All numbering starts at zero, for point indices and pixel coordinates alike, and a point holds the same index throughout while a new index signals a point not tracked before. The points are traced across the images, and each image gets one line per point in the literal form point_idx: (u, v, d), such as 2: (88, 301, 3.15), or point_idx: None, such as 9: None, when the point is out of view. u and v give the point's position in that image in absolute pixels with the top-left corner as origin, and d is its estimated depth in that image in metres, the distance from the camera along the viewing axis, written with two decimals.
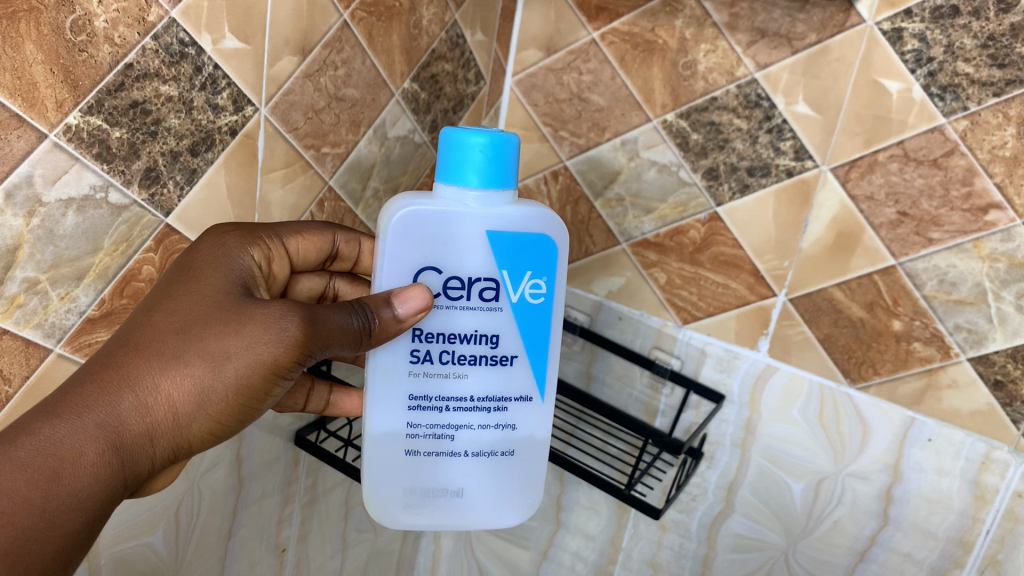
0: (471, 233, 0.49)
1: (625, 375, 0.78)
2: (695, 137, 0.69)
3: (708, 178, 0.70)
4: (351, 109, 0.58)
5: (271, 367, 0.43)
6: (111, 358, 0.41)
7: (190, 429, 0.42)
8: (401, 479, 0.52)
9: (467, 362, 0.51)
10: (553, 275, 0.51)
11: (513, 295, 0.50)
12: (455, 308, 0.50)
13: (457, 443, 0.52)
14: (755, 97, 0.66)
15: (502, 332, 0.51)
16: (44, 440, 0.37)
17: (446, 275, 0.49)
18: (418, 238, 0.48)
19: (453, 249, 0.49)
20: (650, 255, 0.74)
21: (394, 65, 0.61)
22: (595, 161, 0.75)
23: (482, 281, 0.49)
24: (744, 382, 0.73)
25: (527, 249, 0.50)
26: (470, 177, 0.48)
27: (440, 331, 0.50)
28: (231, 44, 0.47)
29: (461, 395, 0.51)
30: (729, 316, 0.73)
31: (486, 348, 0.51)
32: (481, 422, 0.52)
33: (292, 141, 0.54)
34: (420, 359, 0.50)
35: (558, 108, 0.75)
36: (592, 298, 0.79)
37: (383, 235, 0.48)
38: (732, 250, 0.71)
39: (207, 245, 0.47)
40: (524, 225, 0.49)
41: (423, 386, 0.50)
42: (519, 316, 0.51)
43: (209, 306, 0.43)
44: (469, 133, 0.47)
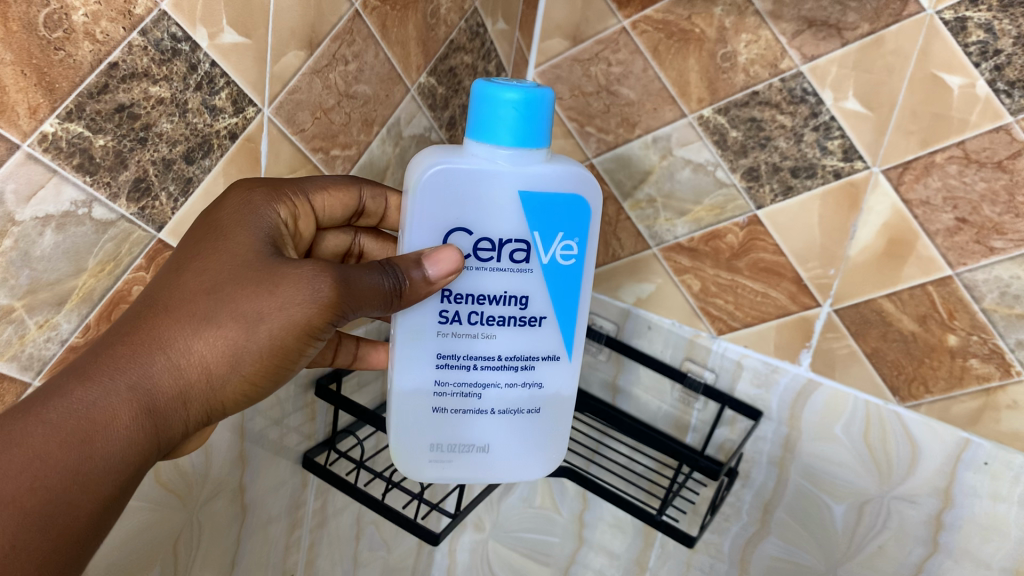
0: (503, 192, 0.46)
1: (656, 387, 0.73)
2: (734, 134, 0.64)
3: (748, 179, 0.65)
4: (363, 107, 0.53)
5: (305, 329, 0.40)
6: (143, 319, 0.38)
7: (227, 391, 0.40)
8: (425, 434, 0.51)
9: (495, 323, 0.49)
10: (585, 236, 0.49)
11: (543, 257, 0.48)
12: (485, 269, 0.48)
13: (484, 402, 0.51)
14: (800, 92, 0.61)
15: (531, 294, 0.49)
16: (75, 403, 0.36)
17: (477, 235, 0.47)
18: (450, 194, 0.46)
19: (484, 208, 0.46)
20: (683, 260, 0.69)
21: (410, 58, 0.56)
22: (624, 159, 0.69)
23: (513, 243, 0.47)
24: (783, 397, 0.68)
25: (560, 210, 0.48)
26: (502, 135, 0.45)
27: (469, 293, 0.48)
28: (229, 39, 0.42)
29: (489, 356, 0.50)
30: (768, 328, 0.68)
31: (515, 310, 0.49)
32: (508, 381, 0.51)
33: (298, 143, 0.49)
34: (448, 319, 0.48)
35: (585, 102, 0.70)
36: (619, 306, 0.73)
37: (412, 193, 0.46)
38: (772, 257, 0.66)
39: (234, 200, 0.44)
40: (557, 185, 0.47)
41: (450, 345, 0.49)
42: (550, 278, 0.49)
43: (238, 267, 0.40)
44: (504, 87, 0.44)
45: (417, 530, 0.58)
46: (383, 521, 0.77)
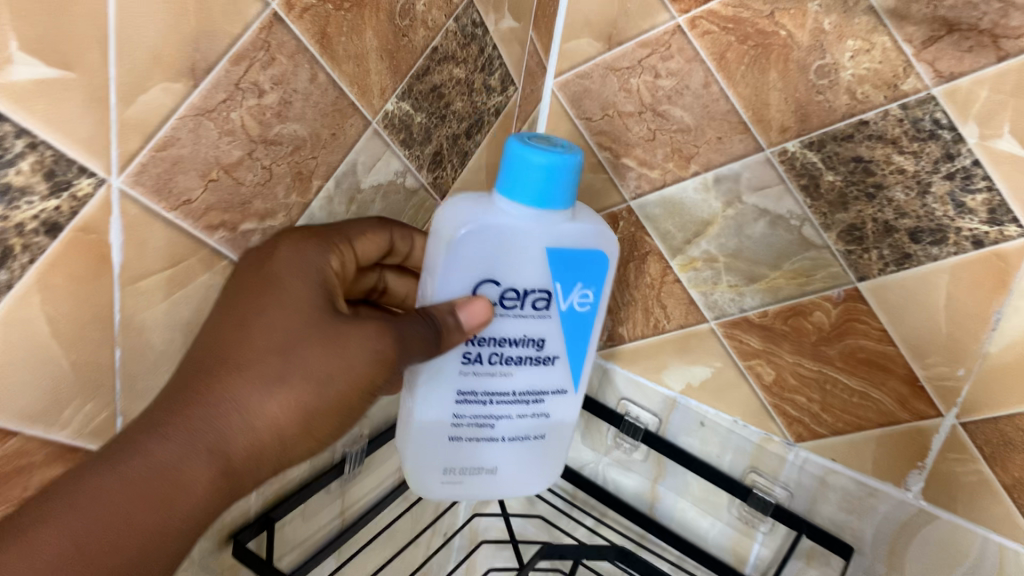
0: (530, 246, 0.39)
1: (708, 500, 0.56)
2: (830, 178, 0.46)
3: (847, 240, 0.46)
4: (293, 157, 0.35)
5: (366, 388, 0.36)
6: (208, 373, 0.33)
7: (286, 453, 0.35)
8: (437, 459, 0.44)
9: (514, 362, 0.43)
10: (602, 285, 0.43)
11: (562, 304, 0.42)
12: (507, 317, 0.41)
13: (496, 430, 0.44)
14: (930, 125, 0.42)
15: (548, 337, 0.43)
16: (154, 458, 0.31)
17: (505, 286, 0.40)
18: (474, 247, 0.38)
19: (513, 257, 0.39)
20: (753, 341, 0.52)
21: (369, 78, 0.38)
22: (673, 203, 0.51)
23: (538, 292, 0.41)
24: (882, 530, 0.51)
25: (581, 264, 0.41)
26: (527, 197, 0.38)
27: (491, 335, 0.41)
28: (24, 73, 0.24)
29: (507, 390, 0.43)
30: (865, 439, 0.50)
31: (531, 351, 0.43)
32: (523, 411, 0.45)
33: (181, 221, 0.32)
34: (472, 355, 0.41)
35: (622, 125, 0.52)
36: (662, 391, 0.57)
37: (444, 246, 0.38)
38: (876, 346, 0.48)
39: (284, 256, 0.36)
40: (580, 242, 0.41)
41: (472, 381, 0.42)
42: (566, 324, 0.43)
43: (306, 324, 0.35)
44: (529, 149, 0.37)
45: None
46: None
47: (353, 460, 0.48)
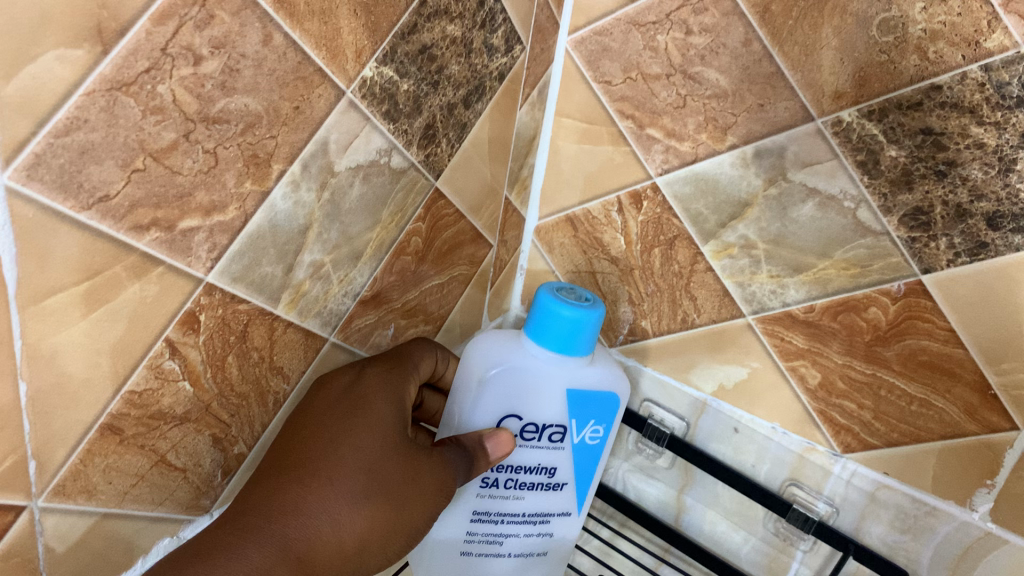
0: (551, 384, 0.45)
1: (740, 513, 0.50)
2: (893, 153, 0.39)
3: (911, 225, 0.40)
4: (243, 137, 0.29)
5: (429, 511, 0.39)
6: (303, 482, 0.35)
7: (360, 570, 0.37)
8: (447, 572, 0.47)
9: (526, 487, 0.47)
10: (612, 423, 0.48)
11: (576, 437, 0.47)
12: (524, 447, 0.46)
13: (504, 547, 0.48)
14: (1018, 89, 0.35)
15: (560, 466, 0.47)
16: (247, 559, 0.33)
17: (526, 420, 0.45)
18: (503, 387, 0.44)
19: (535, 395, 0.45)
20: (796, 339, 0.45)
21: (340, 38, 0.31)
22: (706, 181, 0.44)
23: (555, 426, 0.46)
24: (942, 553, 0.44)
25: (594, 405, 0.47)
26: (549, 341, 0.44)
27: (510, 464, 0.45)
28: None
29: (520, 510, 0.47)
30: (924, 451, 0.43)
31: (543, 477, 0.47)
32: (533, 529, 0.48)
33: (97, 223, 0.25)
34: (491, 479, 0.45)
35: (646, 90, 0.44)
36: (689, 392, 0.50)
37: (473, 384, 0.44)
38: (941, 349, 0.41)
39: (374, 379, 0.40)
40: (597, 386, 0.46)
41: (488, 502, 0.46)
42: (578, 457, 0.48)
43: (385, 447, 0.38)
44: (560, 304, 0.43)
45: None
46: None
47: None
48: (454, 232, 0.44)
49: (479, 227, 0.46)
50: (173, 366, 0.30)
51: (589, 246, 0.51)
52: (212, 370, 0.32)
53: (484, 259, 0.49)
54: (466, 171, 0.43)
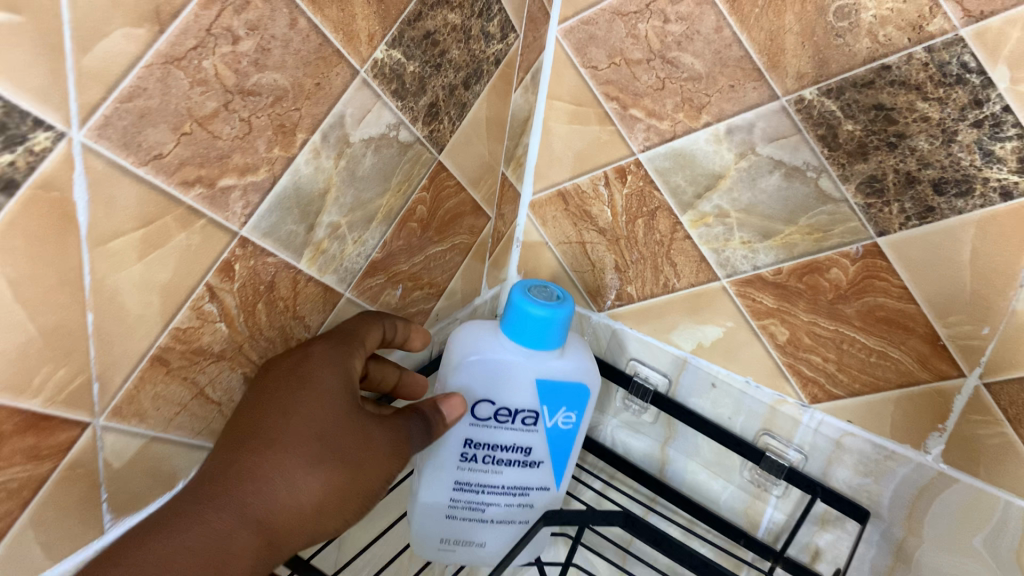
0: (522, 371, 0.42)
1: (720, 463, 0.54)
2: (849, 128, 0.43)
3: (867, 192, 0.44)
4: (272, 108, 0.33)
5: (387, 476, 0.39)
6: (255, 452, 0.35)
7: (322, 531, 0.37)
8: (432, 536, 0.45)
9: (503, 463, 0.44)
10: (584, 409, 0.44)
11: (548, 423, 0.44)
12: (496, 427, 0.43)
13: (487, 516, 0.45)
14: (957, 68, 0.39)
15: (534, 446, 0.44)
16: (204, 532, 0.33)
17: (499, 407, 0.43)
18: (475, 375, 0.42)
19: (506, 380, 0.42)
20: (766, 300, 0.49)
21: (355, 24, 0.36)
22: (684, 156, 0.49)
23: (528, 411, 0.43)
24: (900, 494, 0.49)
25: (563, 393, 0.43)
26: (520, 342, 0.42)
27: (485, 441, 0.43)
28: None
29: (499, 482, 0.45)
30: (883, 400, 0.48)
31: (518, 455, 0.44)
32: (514, 500, 0.46)
33: (152, 178, 0.30)
34: (468, 453, 0.43)
35: (629, 74, 0.49)
36: (672, 352, 0.55)
37: (450, 367, 0.42)
38: (896, 305, 0.46)
39: (320, 351, 0.39)
40: (567, 375, 0.43)
41: (467, 473, 0.44)
42: (552, 440, 0.44)
43: (337, 413, 0.38)
44: (530, 302, 0.41)
45: None
46: None
47: None
48: (455, 204, 0.49)
49: (478, 200, 0.51)
50: (211, 308, 0.34)
51: (579, 219, 0.55)
52: (243, 314, 0.36)
53: (483, 230, 0.53)
54: (465, 147, 0.47)
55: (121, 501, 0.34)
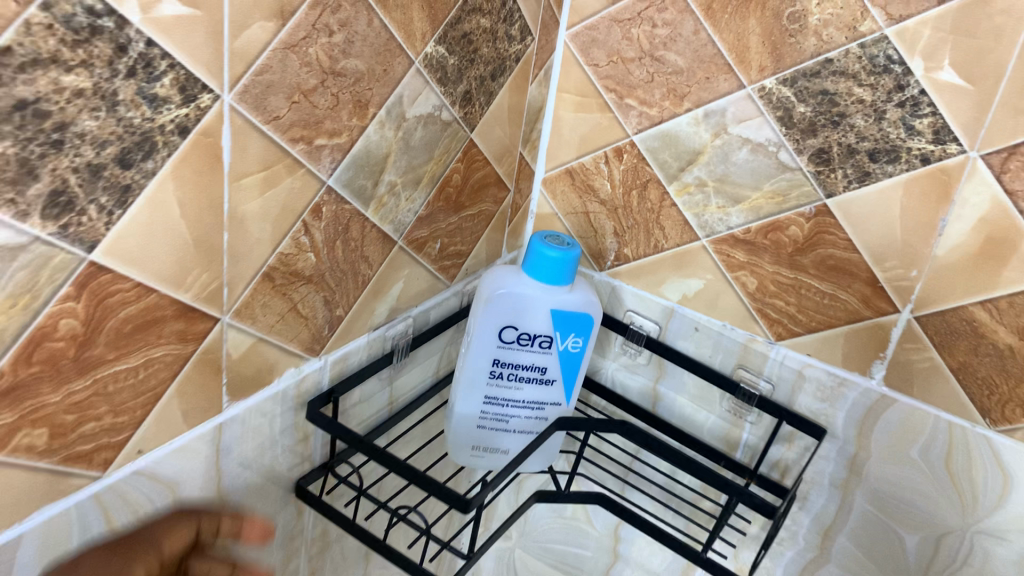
0: (540, 304, 0.52)
1: (702, 396, 0.65)
2: (801, 109, 0.54)
3: (817, 162, 0.55)
4: (354, 87, 0.44)
5: None
6: None
7: None
8: (467, 440, 0.56)
9: (524, 380, 0.55)
10: (589, 336, 0.55)
11: (560, 346, 0.54)
12: (519, 350, 0.54)
13: (511, 425, 0.56)
14: (884, 60, 0.50)
15: (549, 366, 0.55)
16: None
17: (521, 331, 0.53)
18: (502, 305, 0.52)
19: (527, 311, 0.52)
20: (739, 255, 0.60)
21: (413, 25, 0.46)
22: (670, 136, 0.59)
23: (543, 336, 0.53)
24: (851, 415, 0.59)
25: (572, 322, 0.53)
26: (537, 279, 0.52)
27: (509, 361, 0.54)
28: (171, 10, 0.33)
29: (520, 397, 0.55)
30: (835, 334, 0.58)
31: (536, 374, 0.55)
32: (532, 413, 0.56)
33: (271, 133, 0.40)
34: (496, 371, 0.54)
35: (624, 70, 0.60)
36: (662, 303, 0.65)
37: (482, 301, 0.52)
38: (843, 254, 0.56)
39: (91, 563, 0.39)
40: (575, 308, 0.53)
41: (495, 388, 0.55)
42: (564, 362, 0.55)
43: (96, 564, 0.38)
44: (546, 246, 0.51)
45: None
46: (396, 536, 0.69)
47: (401, 352, 0.56)
48: (481, 176, 0.59)
49: (500, 174, 0.61)
50: (303, 241, 0.45)
51: (583, 193, 0.66)
52: (325, 248, 0.46)
53: (504, 201, 0.64)
54: (491, 128, 0.58)
55: (236, 388, 0.45)
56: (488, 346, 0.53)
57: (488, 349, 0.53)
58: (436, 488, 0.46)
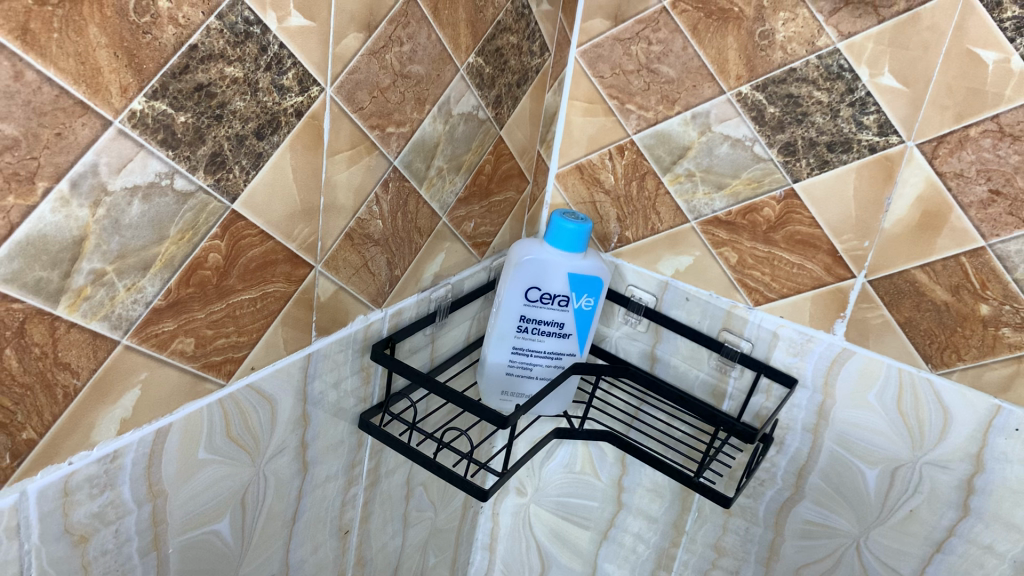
0: (559, 268, 0.64)
1: (693, 356, 0.76)
2: (772, 110, 0.66)
3: (785, 153, 0.66)
4: (416, 87, 0.56)
5: None
6: None
7: None
8: (497, 385, 0.68)
9: (545, 333, 0.66)
10: (600, 297, 0.66)
11: (575, 304, 0.66)
12: (541, 307, 0.65)
13: (535, 373, 0.68)
14: (837, 68, 0.62)
15: (566, 322, 0.66)
16: None
17: (543, 292, 0.65)
18: (527, 270, 0.64)
19: (548, 275, 0.64)
20: (721, 233, 0.72)
21: (460, 39, 0.58)
22: (663, 135, 0.71)
23: (562, 296, 0.65)
24: (818, 366, 0.70)
25: (586, 284, 0.65)
26: (556, 247, 0.64)
27: (533, 317, 0.65)
28: (297, 22, 0.45)
29: (542, 348, 0.67)
30: (804, 298, 0.70)
31: (555, 329, 0.66)
32: (552, 363, 0.68)
33: (357, 121, 0.52)
34: (523, 326, 0.66)
35: (625, 81, 0.72)
36: (657, 278, 0.77)
37: (512, 266, 0.64)
38: (808, 230, 0.68)
39: None
40: (588, 271, 0.65)
41: (521, 341, 0.66)
42: (579, 318, 0.66)
43: None
44: (563, 219, 0.63)
45: (467, 487, 0.60)
46: (431, 483, 0.81)
47: (441, 313, 0.68)
48: (507, 168, 0.71)
49: (522, 167, 0.73)
50: (375, 209, 0.57)
51: (591, 185, 0.77)
52: (389, 216, 0.58)
53: (523, 192, 0.76)
54: (516, 128, 0.70)
55: (322, 327, 0.57)
56: (516, 304, 0.65)
57: (516, 307, 0.65)
58: (482, 410, 0.58)
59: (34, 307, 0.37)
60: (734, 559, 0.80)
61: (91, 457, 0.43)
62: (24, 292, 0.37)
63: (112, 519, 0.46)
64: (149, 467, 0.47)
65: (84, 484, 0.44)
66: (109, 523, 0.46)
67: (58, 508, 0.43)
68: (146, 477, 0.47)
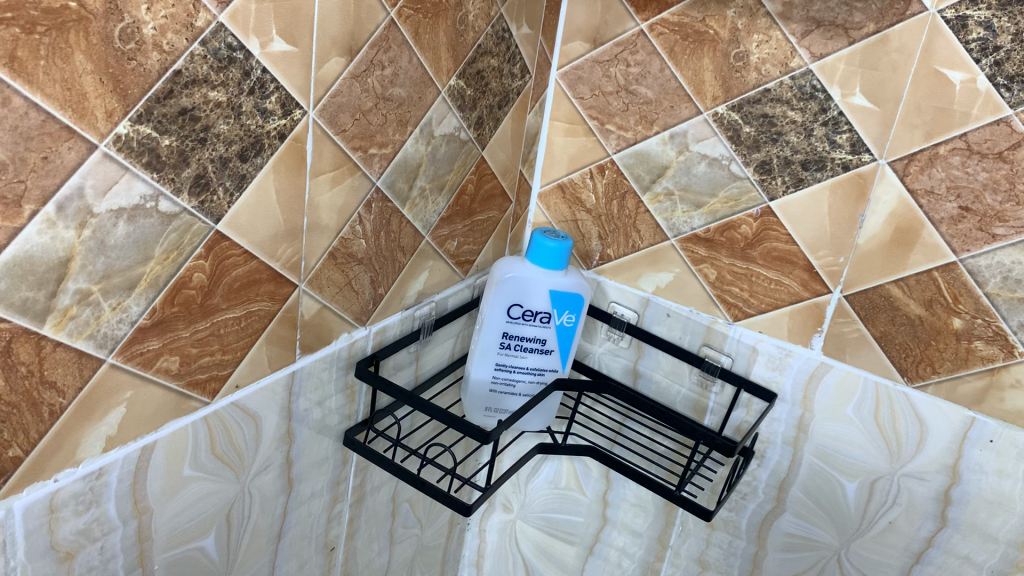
0: (540, 286, 0.65)
1: (675, 371, 0.78)
2: (747, 130, 0.67)
3: (761, 172, 0.68)
4: (398, 109, 0.57)
5: None
6: None
7: None
8: (481, 401, 0.69)
9: (528, 350, 0.67)
10: (581, 313, 0.67)
11: (557, 321, 0.67)
12: (523, 324, 0.66)
13: (517, 389, 0.69)
14: (810, 88, 0.64)
15: (548, 338, 0.67)
16: None
17: (525, 309, 0.66)
18: (509, 287, 0.65)
19: (530, 292, 0.65)
20: (700, 250, 0.73)
21: (441, 62, 0.59)
22: (643, 155, 0.73)
23: (543, 313, 0.66)
24: (797, 380, 0.71)
25: (567, 301, 0.66)
26: (538, 265, 0.65)
27: (516, 334, 0.67)
28: (279, 48, 0.46)
29: (525, 365, 0.68)
30: (782, 313, 0.71)
31: (538, 345, 0.67)
32: (535, 379, 0.69)
33: (339, 142, 0.53)
34: (505, 343, 0.67)
35: (605, 101, 0.73)
36: (639, 294, 0.78)
37: (494, 284, 0.65)
38: (785, 246, 0.69)
39: None
40: (569, 288, 0.66)
41: (504, 357, 0.67)
42: (561, 334, 0.68)
43: None
44: (544, 239, 0.64)
45: (451, 502, 0.61)
46: (417, 500, 0.81)
47: (425, 330, 0.69)
48: (489, 188, 0.72)
49: (504, 187, 0.75)
50: (358, 228, 0.58)
51: (572, 204, 0.79)
52: (372, 235, 0.59)
53: (506, 211, 0.77)
54: (498, 148, 0.71)
55: (306, 344, 0.57)
56: (499, 321, 0.66)
57: (499, 324, 0.66)
58: (464, 426, 0.59)
59: (20, 327, 0.38)
60: (718, 572, 0.81)
61: (77, 474, 0.44)
62: (11, 312, 0.38)
63: (97, 536, 0.47)
64: (134, 485, 0.48)
65: (70, 501, 0.44)
66: (94, 540, 0.47)
67: (43, 525, 0.43)
68: (131, 494, 0.48)
